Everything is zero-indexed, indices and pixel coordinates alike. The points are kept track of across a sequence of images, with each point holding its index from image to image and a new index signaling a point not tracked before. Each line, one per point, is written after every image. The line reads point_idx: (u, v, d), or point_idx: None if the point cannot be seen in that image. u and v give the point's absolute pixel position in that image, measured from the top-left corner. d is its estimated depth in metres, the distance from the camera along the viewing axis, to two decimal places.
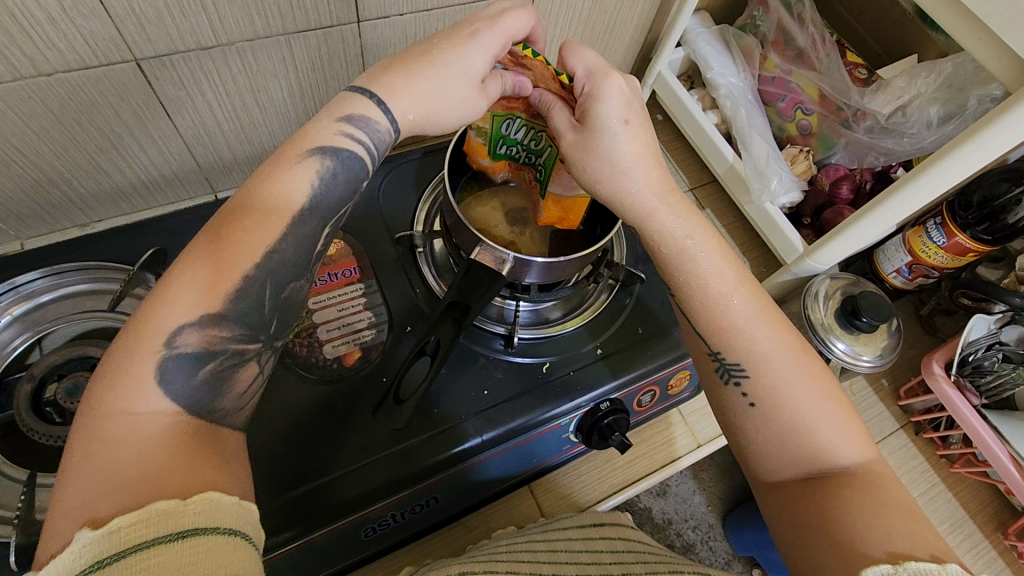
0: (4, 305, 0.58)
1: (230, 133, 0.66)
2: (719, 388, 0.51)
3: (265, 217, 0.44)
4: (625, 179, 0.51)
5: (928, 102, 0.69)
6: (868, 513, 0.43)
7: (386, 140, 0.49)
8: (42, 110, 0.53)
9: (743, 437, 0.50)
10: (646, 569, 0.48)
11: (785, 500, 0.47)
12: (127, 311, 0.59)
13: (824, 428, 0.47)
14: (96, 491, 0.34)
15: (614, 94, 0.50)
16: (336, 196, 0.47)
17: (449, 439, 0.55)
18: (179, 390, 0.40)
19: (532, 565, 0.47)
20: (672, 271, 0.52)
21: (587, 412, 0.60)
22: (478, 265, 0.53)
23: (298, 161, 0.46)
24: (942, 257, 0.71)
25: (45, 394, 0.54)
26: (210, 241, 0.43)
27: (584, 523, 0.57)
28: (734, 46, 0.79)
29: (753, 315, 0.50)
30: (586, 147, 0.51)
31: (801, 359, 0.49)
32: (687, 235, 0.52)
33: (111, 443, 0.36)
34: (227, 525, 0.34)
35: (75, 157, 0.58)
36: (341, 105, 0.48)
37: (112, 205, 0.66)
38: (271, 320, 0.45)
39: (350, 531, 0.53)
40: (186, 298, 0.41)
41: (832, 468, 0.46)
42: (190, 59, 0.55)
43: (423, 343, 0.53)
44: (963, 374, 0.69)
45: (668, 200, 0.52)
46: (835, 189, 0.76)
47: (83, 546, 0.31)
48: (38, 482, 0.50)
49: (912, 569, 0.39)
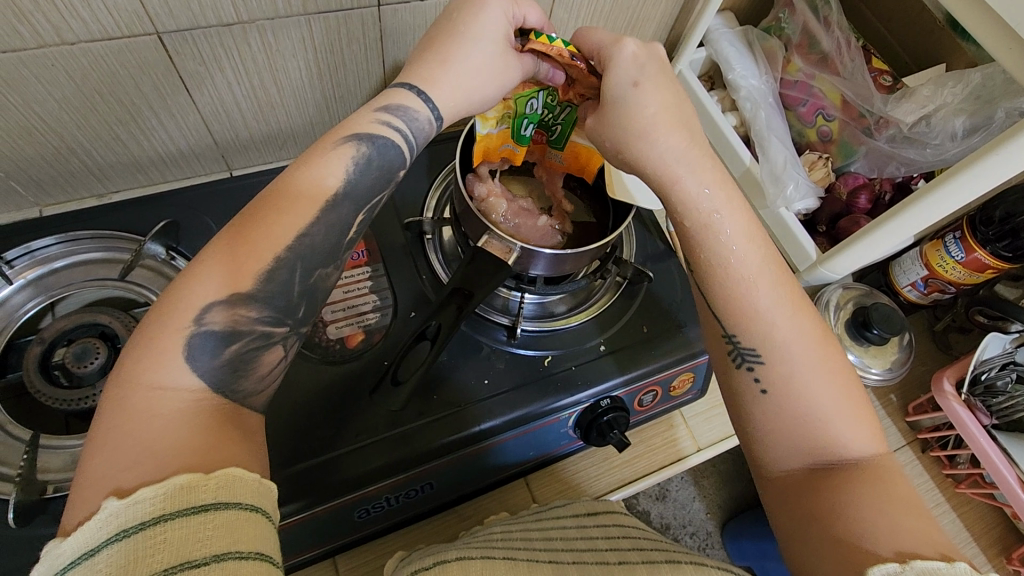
0: (18, 269, 0.56)
1: (248, 112, 0.68)
2: (731, 372, 0.50)
3: (298, 201, 0.44)
4: (643, 144, 0.50)
5: (953, 113, 0.65)
6: (870, 504, 0.42)
7: (425, 128, 0.50)
8: (64, 77, 0.55)
9: (748, 420, 0.49)
10: (643, 559, 0.47)
11: (788, 488, 0.46)
12: (138, 281, 0.58)
13: (836, 419, 0.46)
14: (119, 464, 0.34)
15: (624, 59, 0.50)
16: (369, 184, 0.47)
17: (452, 423, 0.55)
18: (204, 369, 0.40)
19: (529, 552, 0.47)
20: (695, 246, 0.50)
21: (586, 408, 0.60)
22: (488, 253, 0.53)
23: (335, 150, 0.46)
24: (959, 273, 0.70)
25: (53, 357, 0.54)
26: (245, 220, 0.44)
27: (580, 513, 0.57)
28: (757, 48, 0.78)
29: (776, 300, 0.49)
30: (604, 118, 0.51)
31: (819, 346, 0.48)
32: (711, 209, 0.50)
33: (135, 416, 0.37)
34: (247, 501, 0.34)
35: (96, 127, 0.62)
36: (384, 98, 0.49)
37: (128, 175, 0.69)
38: (300, 304, 0.45)
39: (343, 510, 0.53)
40: (219, 276, 0.42)
41: (842, 461, 0.45)
42: (211, 36, 0.57)
43: (423, 328, 0.53)
44: (974, 394, 0.66)
45: (691, 166, 0.51)
46: (853, 198, 0.74)
47: (107, 515, 0.32)
48: (40, 443, 0.50)
49: (920, 568, 0.38)
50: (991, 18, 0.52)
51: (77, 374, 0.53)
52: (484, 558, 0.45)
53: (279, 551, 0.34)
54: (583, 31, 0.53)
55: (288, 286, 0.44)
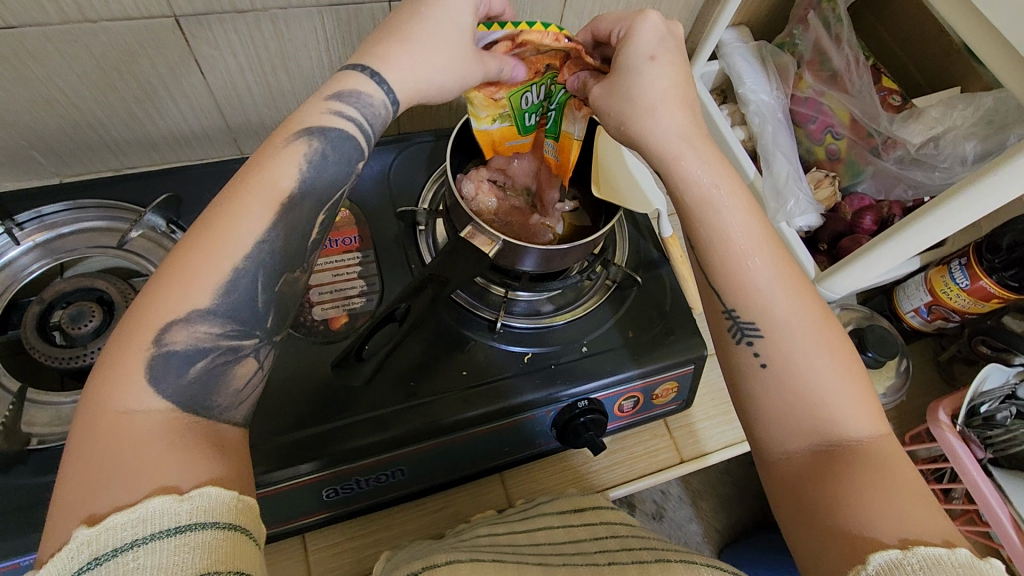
0: (28, 232, 0.59)
1: (259, 97, 0.71)
2: (730, 347, 0.49)
3: (252, 204, 0.43)
4: (650, 120, 0.49)
5: (964, 136, 0.64)
6: (870, 488, 0.41)
7: (381, 113, 0.48)
8: (87, 54, 0.58)
9: (747, 399, 0.48)
10: (625, 560, 0.47)
11: (789, 471, 0.45)
12: (136, 251, 0.60)
13: (836, 397, 0.45)
14: (88, 488, 0.35)
15: (646, 32, 0.50)
16: (327, 179, 0.46)
17: (426, 411, 0.56)
18: (170, 389, 0.40)
19: (518, 555, 0.47)
20: (694, 222, 0.50)
21: (564, 407, 0.60)
22: (469, 245, 0.51)
23: (286, 147, 0.45)
24: (963, 301, 0.67)
25: (52, 317, 0.56)
26: (197, 234, 0.42)
27: (568, 509, 0.57)
28: (769, 64, 0.77)
29: (774, 274, 0.49)
30: (613, 89, 0.50)
31: (819, 323, 0.48)
32: (713, 184, 0.49)
33: (102, 440, 0.37)
34: (224, 520, 0.35)
35: (114, 104, 0.65)
36: (332, 85, 0.48)
37: (144, 152, 0.73)
38: (267, 314, 0.45)
39: (313, 487, 0.54)
40: (176, 293, 0.41)
41: (843, 442, 0.44)
42: (225, 21, 0.59)
43: (392, 310, 0.53)
44: (972, 425, 0.64)
45: (694, 143, 0.50)
46: (857, 219, 0.72)
47: (78, 545, 0.32)
48: (27, 397, 0.52)
49: (923, 554, 0.37)
50: (1002, 47, 0.51)
51: (72, 335, 0.55)
52: (474, 560, 0.44)
53: (260, 567, 0.35)
54: (599, 16, 0.53)
55: (250, 298, 0.43)
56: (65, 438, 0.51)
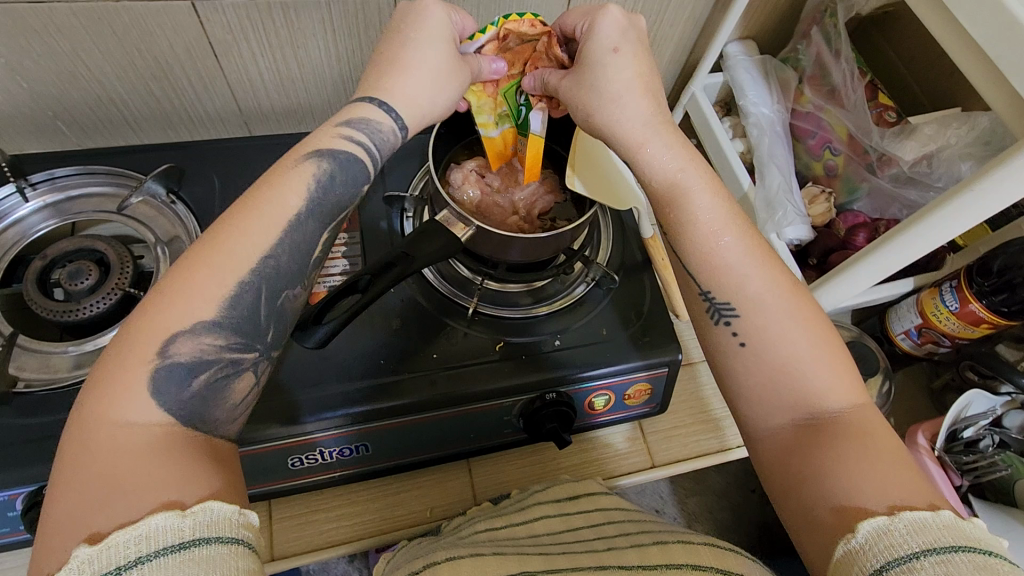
0: (39, 192, 0.63)
1: (270, 83, 0.74)
2: (709, 329, 0.49)
3: (263, 219, 0.45)
4: (616, 108, 0.51)
5: (959, 156, 0.63)
6: (852, 455, 0.41)
7: (390, 139, 0.51)
8: (109, 32, 0.62)
9: (727, 380, 0.48)
10: (570, 549, 0.47)
11: (773, 448, 0.44)
12: (136, 216, 0.63)
13: (812, 370, 0.45)
14: (87, 507, 0.34)
15: (607, 25, 0.50)
16: (333, 200, 0.48)
17: (394, 390, 0.57)
18: (171, 401, 0.40)
19: (542, 546, 0.48)
20: (668, 207, 0.51)
21: (528, 400, 0.60)
22: (444, 230, 0.54)
23: (297, 166, 0.47)
24: (953, 324, 0.66)
25: (52, 275, 0.60)
26: (202, 247, 0.43)
27: (563, 497, 0.59)
28: (772, 78, 0.77)
29: (744, 253, 0.49)
30: (580, 81, 0.51)
31: (791, 298, 0.48)
32: (678, 168, 0.51)
33: (100, 455, 0.36)
34: (228, 534, 0.34)
35: (134, 82, 0.69)
36: (344, 113, 0.51)
37: (161, 130, 0.77)
38: (268, 327, 0.45)
39: (279, 454, 0.56)
40: (181, 304, 0.41)
41: (822, 414, 0.44)
42: (239, 7, 0.63)
43: (354, 278, 0.52)
44: (951, 449, 0.64)
45: (659, 130, 0.51)
46: (850, 236, 0.72)
47: (78, 564, 0.31)
48: (18, 341, 0.55)
49: (909, 518, 0.37)
50: (989, 68, 0.51)
51: (69, 291, 0.58)
52: (476, 555, 0.45)
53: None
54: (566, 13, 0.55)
55: (253, 311, 0.44)
56: (50, 385, 0.54)
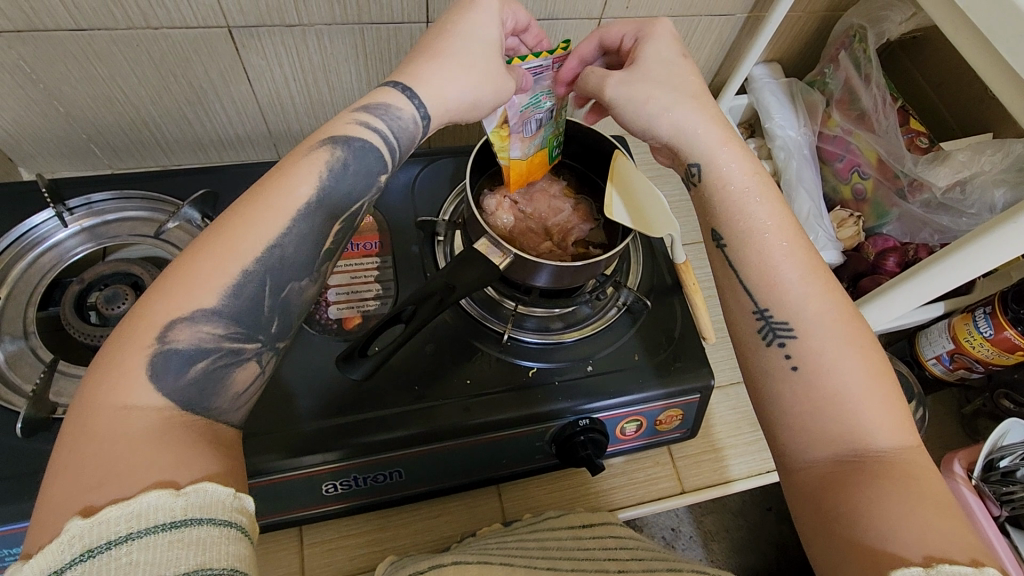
0: (76, 216, 0.64)
1: (300, 107, 0.75)
2: (760, 347, 0.49)
3: (267, 210, 0.43)
4: (678, 111, 0.52)
5: (994, 182, 0.64)
6: (889, 498, 0.40)
7: (409, 127, 0.49)
8: (146, 57, 0.63)
9: (772, 408, 0.47)
10: (573, 567, 0.46)
11: (808, 487, 0.44)
12: (170, 240, 0.64)
13: (865, 407, 0.44)
14: (84, 483, 0.35)
15: (664, 36, 0.54)
16: (348, 188, 0.47)
17: (426, 416, 0.57)
18: (170, 386, 0.40)
19: (572, 563, 0.47)
20: (731, 215, 0.51)
21: (566, 423, 0.60)
22: (482, 257, 0.54)
23: (311, 153, 0.46)
24: (987, 351, 0.65)
25: (89, 298, 0.60)
26: (212, 232, 0.43)
27: (575, 524, 0.57)
28: (799, 101, 0.78)
29: (804, 270, 0.49)
30: (638, 76, 0.53)
31: (848, 324, 0.47)
32: (745, 184, 0.51)
33: (98, 439, 0.36)
34: (221, 516, 0.35)
35: (167, 105, 0.69)
36: (365, 100, 0.49)
37: (191, 152, 0.77)
38: (272, 319, 0.44)
39: (312, 481, 0.56)
40: (185, 289, 0.41)
41: (867, 452, 0.43)
42: (274, 34, 0.64)
43: (400, 310, 0.54)
44: (988, 480, 0.63)
45: (730, 142, 0.52)
46: (880, 260, 0.72)
47: (70, 536, 0.32)
48: (58, 368, 0.55)
49: (947, 571, 0.36)
50: None
51: (105, 314, 0.58)
52: (503, 564, 0.45)
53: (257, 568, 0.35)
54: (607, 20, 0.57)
55: (256, 305, 0.43)
56: None
